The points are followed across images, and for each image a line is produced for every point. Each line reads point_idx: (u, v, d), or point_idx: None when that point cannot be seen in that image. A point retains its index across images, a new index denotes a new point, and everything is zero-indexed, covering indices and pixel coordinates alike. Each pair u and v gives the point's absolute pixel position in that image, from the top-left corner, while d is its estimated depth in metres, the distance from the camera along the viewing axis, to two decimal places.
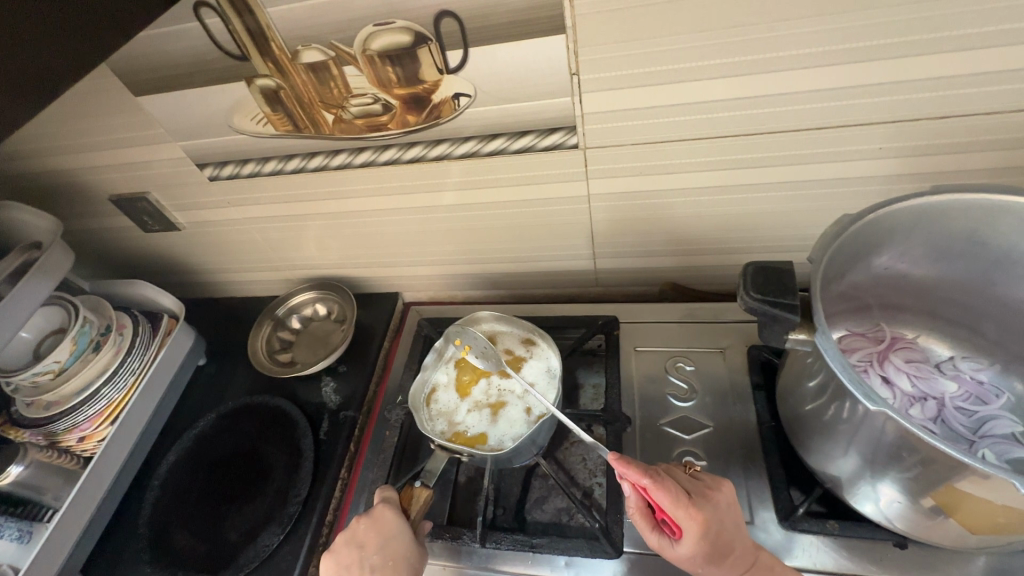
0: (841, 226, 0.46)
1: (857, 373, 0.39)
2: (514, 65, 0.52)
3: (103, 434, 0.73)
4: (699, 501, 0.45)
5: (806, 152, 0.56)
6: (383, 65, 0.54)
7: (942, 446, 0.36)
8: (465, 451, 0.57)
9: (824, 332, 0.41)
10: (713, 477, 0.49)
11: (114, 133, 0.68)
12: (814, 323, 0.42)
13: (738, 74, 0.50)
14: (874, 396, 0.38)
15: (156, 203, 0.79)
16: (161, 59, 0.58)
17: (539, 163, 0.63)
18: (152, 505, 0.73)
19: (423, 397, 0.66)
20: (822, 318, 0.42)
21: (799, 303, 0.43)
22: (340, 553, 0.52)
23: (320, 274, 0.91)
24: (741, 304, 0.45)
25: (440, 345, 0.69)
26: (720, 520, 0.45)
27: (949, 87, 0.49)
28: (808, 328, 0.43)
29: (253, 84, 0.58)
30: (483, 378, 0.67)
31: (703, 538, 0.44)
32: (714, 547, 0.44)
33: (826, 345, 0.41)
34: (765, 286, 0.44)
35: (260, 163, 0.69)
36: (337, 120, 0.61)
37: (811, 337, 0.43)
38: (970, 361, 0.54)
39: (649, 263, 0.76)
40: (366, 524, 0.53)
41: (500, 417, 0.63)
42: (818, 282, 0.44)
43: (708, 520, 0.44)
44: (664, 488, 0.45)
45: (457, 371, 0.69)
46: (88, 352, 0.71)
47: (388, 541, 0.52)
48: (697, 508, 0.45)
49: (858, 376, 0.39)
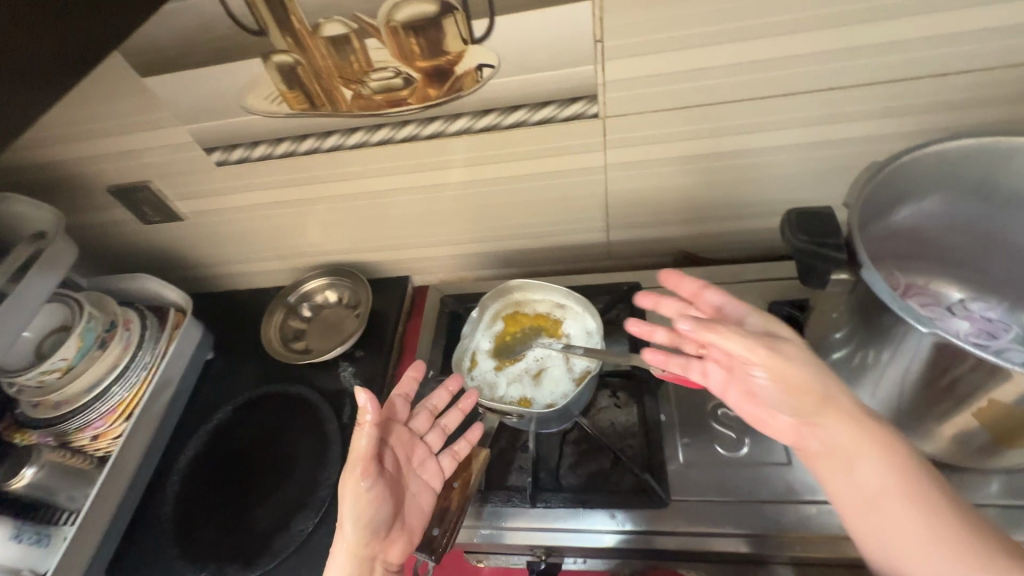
0: (872, 173, 0.48)
1: (907, 302, 0.42)
2: (538, 34, 0.53)
3: (118, 431, 0.71)
4: (773, 343, 0.45)
5: (814, 114, 0.59)
6: (407, 37, 0.54)
7: (986, 356, 0.39)
8: (516, 412, 0.57)
9: (869, 267, 0.43)
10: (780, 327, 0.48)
11: (116, 118, 0.66)
12: (858, 261, 0.44)
13: (754, 37, 0.53)
14: (926, 320, 0.41)
15: (158, 192, 0.76)
16: (173, 37, 0.57)
17: (559, 135, 0.64)
18: (174, 501, 0.72)
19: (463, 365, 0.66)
20: (866, 255, 0.44)
21: (844, 244, 0.45)
22: (362, 468, 0.50)
23: (328, 261, 0.89)
24: (786, 246, 0.46)
25: (475, 313, 0.68)
26: (796, 362, 0.45)
27: (949, 45, 0.52)
28: (851, 269, 0.45)
29: (270, 60, 0.57)
30: (520, 344, 0.66)
31: (775, 376, 0.45)
32: (794, 387, 0.44)
33: (873, 279, 0.43)
34: (810, 228, 0.46)
35: (272, 145, 0.67)
36: (356, 96, 0.60)
37: (854, 276, 0.45)
38: (978, 303, 0.56)
39: (662, 233, 0.78)
40: (386, 474, 0.53)
41: (543, 381, 0.62)
42: (857, 224, 0.45)
43: (779, 358, 0.45)
44: (729, 331, 0.45)
45: (494, 338, 0.68)
46: (94, 350, 0.69)
47: (396, 506, 0.53)
48: (766, 347, 0.45)
49: (908, 305, 0.42)
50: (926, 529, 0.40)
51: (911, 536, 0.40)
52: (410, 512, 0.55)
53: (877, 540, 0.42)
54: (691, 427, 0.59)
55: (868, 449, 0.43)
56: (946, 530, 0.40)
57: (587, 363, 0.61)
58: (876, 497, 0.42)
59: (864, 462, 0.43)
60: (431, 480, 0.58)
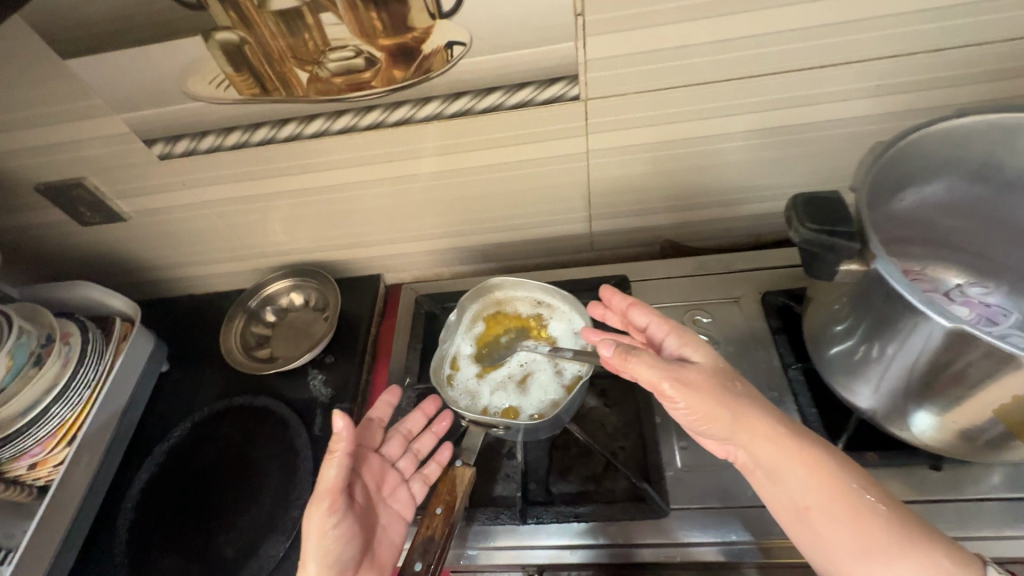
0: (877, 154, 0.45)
1: (926, 294, 0.39)
2: (513, 7, 0.48)
3: (59, 457, 0.64)
4: (680, 370, 0.47)
5: (804, 93, 0.56)
6: (367, 10, 0.48)
7: (1003, 347, 0.36)
8: (502, 424, 0.53)
9: (884, 258, 0.41)
10: (694, 348, 0.51)
11: (38, 106, 0.58)
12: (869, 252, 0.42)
13: (744, 10, 0.49)
14: (949, 314, 0.38)
15: (95, 190, 0.69)
16: (96, 12, 0.50)
17: (537, 119, 0.59)
18: (128, 530, 0.65)
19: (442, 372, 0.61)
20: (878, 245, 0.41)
21: (855, 233, 0.42)
22: (329, 500, 0.50)
23: (293, 261, 0.83)
24: (793, 237, 0.44)
25: (455, 315, 0.63)
26: (706, 384, 0.47)
27: (945, 17, 0.49)
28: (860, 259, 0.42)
29: (212, 38, 0.51)
30: (504, 348, 0.62)
31: (689, 401, 0.46)
32: (707, 412, 0.46)
33: (888, 270, 0.40)
34: (819, 216, 0.43)
35: (221, 136, 0.61)
36: (313, 79, 0.54)
37: (863, 267, 0.42)
38: (976, 287, 0.54)
39: (646, 222, 0.74)
40: (355, 507, 0.53)
41: (529, 388, 0.58)
42: (866, 210, 0.43)
43: (692, 382, 0.47)
44: (642, 360, 0.47)
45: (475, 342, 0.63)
46: (28, 368, 0.62)
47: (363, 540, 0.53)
48: (673, 374, 0.47)
49: (927, 297, 0.39)
50: (856, 531, 0.41)
51: (849, 545, 0.41)
52: (380, 545, 0.54)
53: (818, 551, 0.43)
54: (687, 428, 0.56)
55: (792, 463, 0.44)
56: (880, 529, 0.41)
57: (578, 368, 0.58)
58: (813, 516, 0.43)
59: (790, 474, 0.44)
60: (402, 510, 0.57)
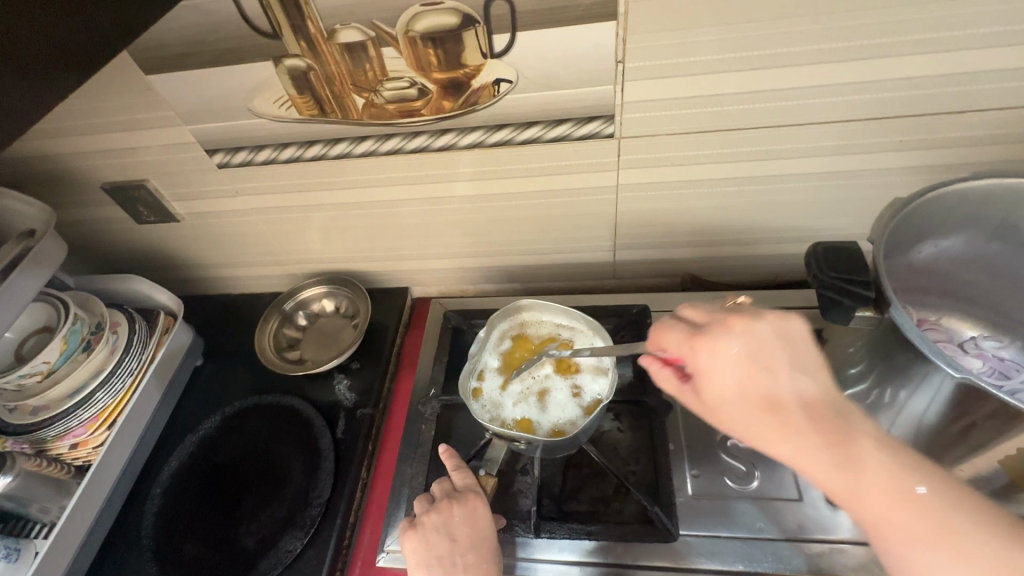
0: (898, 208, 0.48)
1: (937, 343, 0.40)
2: (559, 52, 0.52)
3: (99, 439, 0.68)
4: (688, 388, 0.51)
5: (828, 145, 0.59)
6: (425, 47, 0.53)
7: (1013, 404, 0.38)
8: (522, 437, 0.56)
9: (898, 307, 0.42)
10: (713, 342, 0.48)
11: (116, 114, 0.64)
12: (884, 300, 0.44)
13: (775, 65, 0.52)
14: (957, 364, 0.40)
15: (154, 191, 0.74)
16: (180, 36, 0.55)
17: (572, 152, 0.63)
18: (155, 514, 0.68)
19: (467, 383, 0.64)
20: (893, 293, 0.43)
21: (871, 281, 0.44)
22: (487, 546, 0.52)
23: (327, 269, 0.87)
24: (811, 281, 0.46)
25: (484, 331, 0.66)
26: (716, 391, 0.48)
27: (970, 82, 0.52)
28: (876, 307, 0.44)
29: (281, 64, 0.56)
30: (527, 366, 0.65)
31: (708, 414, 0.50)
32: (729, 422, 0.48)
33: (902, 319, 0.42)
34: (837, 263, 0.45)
35: (277, 150, 0.65)
36: (368, 104, 0.59)
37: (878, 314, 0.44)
38: (991, 340, 0.56)
39: (668, 255, 0.77)
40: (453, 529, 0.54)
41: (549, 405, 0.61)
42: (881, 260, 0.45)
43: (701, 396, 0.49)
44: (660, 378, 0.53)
45: (500, 358, 0.66)
46: (78, 353, 0.66)
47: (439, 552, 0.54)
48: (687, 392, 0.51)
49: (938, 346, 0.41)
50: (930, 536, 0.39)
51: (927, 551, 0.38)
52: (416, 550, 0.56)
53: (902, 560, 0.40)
54: (699, 457, 0.58)
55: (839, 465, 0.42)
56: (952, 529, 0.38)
57: (598, 391, 0.60)
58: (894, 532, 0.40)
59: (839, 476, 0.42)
60: None
